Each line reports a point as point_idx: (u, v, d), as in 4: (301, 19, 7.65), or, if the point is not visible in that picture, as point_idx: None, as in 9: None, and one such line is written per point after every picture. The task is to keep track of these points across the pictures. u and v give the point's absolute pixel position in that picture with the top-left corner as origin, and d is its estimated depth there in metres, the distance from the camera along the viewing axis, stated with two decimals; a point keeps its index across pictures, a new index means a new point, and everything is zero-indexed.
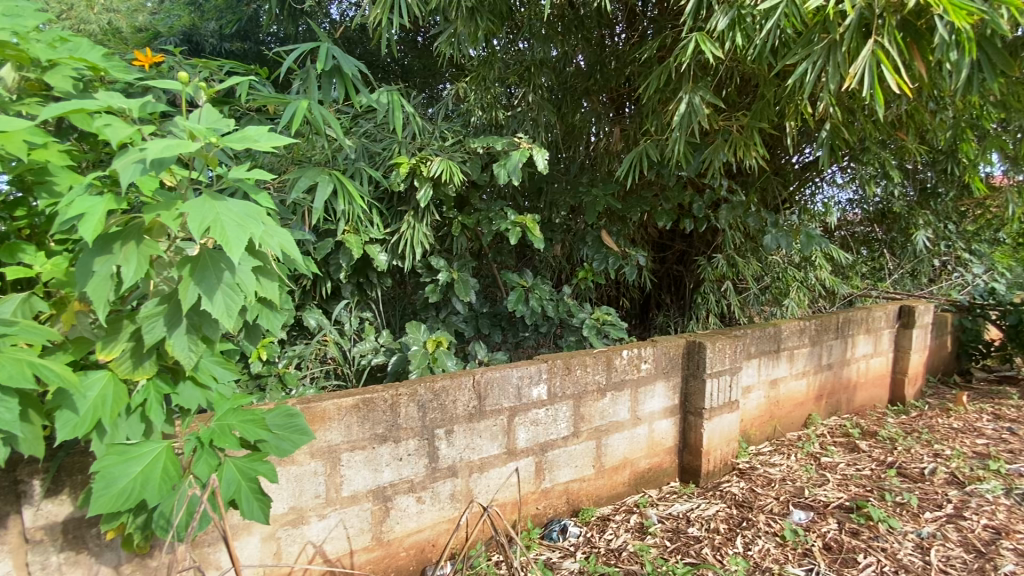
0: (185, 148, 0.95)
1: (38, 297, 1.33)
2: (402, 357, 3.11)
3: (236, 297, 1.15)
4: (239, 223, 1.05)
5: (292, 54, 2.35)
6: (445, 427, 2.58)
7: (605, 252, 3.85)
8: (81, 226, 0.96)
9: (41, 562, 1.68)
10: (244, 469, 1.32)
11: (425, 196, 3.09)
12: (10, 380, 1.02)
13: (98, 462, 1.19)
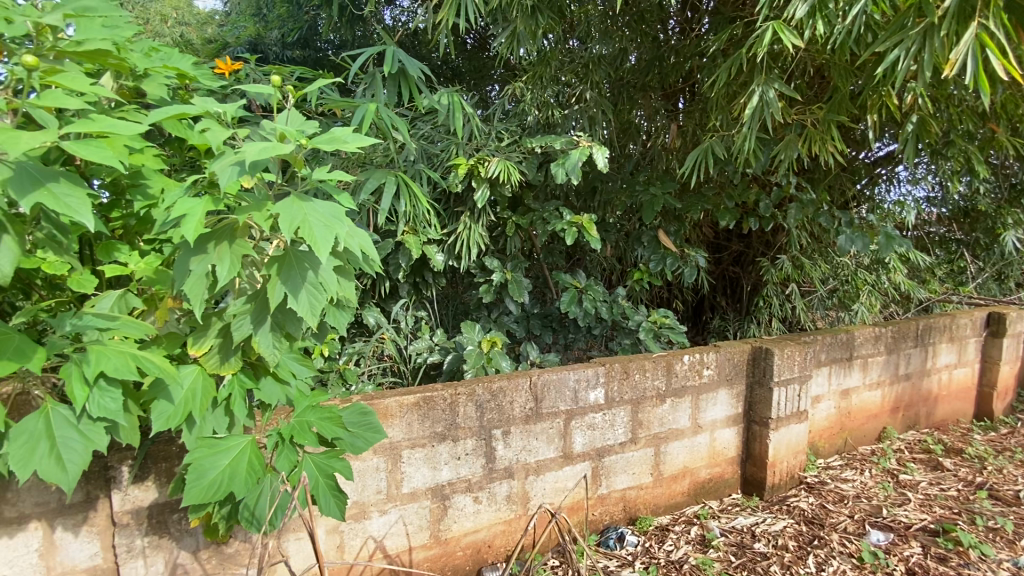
0: (281, 152, 0.96)
1: (133, 294, 1.40)
2: (457, 356, 3.13)
3: (320, 296, 1.17)
4: (326, 224, 1.07)
5: (359, 58, 2.40)
6: (502, 428, 2.57)
7: (662, 253, 3.73)
8: (184, 227, 0.99)
9: (128, 543, 1.79)
10: (322, 466, 1.35)
11: (483, 196, 3.10)
12: (118, 373, 1.07)
13: (190, 453, 1.24)
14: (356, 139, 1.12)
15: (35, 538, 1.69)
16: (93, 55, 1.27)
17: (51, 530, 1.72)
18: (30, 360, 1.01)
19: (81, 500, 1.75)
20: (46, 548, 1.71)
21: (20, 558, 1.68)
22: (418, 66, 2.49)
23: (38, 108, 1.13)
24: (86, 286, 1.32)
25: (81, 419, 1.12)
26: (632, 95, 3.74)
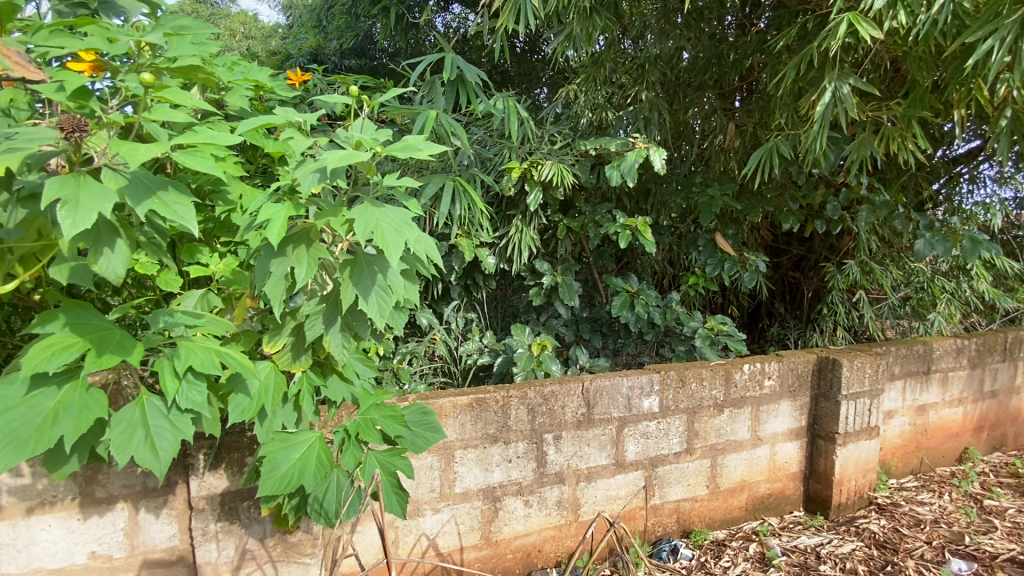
0: (360, 160, 1.00)
1: (213, 294, 1.48)
2: (507, 358, 3.14)
3: (389, 299, 1.21)
4: (397, 229, 1.10)
5: (420, 65, 2.45)
6: (553, 433, 2.55)
7: (719, 257, 3.60)
8: (268, 231, 1.04)
9: (203, 527, 1.90)
10: (385, 463, 1.38)
11: (536, 200, 3.11)
12: (203, 367, 1.14)
13: (264, 446, 1.30)
14: (429, 147, 1.14)
15: (121, 518, 1.85)
16: (185, 71, 1.35)
17: (135, 511, 1.86)
18: (132, 355, 1.06)
19: (161, 485, 1.88)
20: (130, 527, 1.86)
21: (108, 535, 1.84)
22: (476, 71, 2.54)
23: (148, 119, 1.18)
24: (173, 284, 1.41)
25: (170, 410, 1.20)
26: (689, 94, 3.63)
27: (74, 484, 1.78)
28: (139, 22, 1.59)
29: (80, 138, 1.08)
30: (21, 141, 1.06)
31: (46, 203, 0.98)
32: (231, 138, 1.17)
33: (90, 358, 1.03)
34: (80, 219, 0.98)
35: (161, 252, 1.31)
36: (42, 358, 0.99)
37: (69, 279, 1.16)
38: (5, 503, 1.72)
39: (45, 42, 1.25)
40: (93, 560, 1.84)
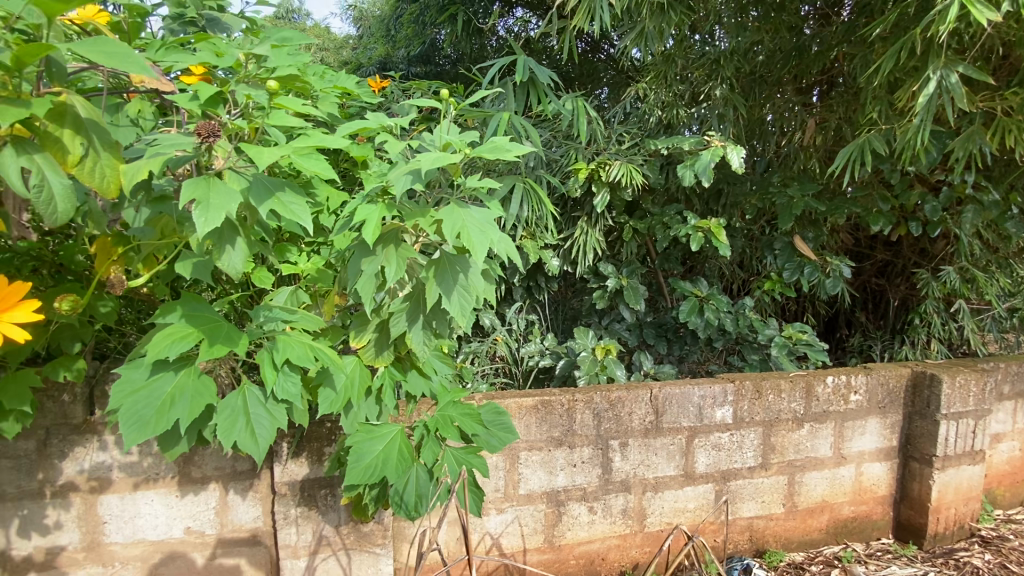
0: (452, 162, 1.01)
1: (302, 291, 1.55)
2: (570, 361, 3.11)
3: (470, 298, 1.23)
4: (482, 230, 1.11)
5: (493, 69, 2.47)
6: (619, 439, 2.49)
7: (798, 261, 3.40)
8: (364, 231, 1.07)
9: (284, 511, 2.01)
10: (462, 460, 1.41)
11: (603, 200, 3.06)
12: (300, 360, 1.20)
13: (350, 437, 1.36)
14: (517, 147, 1.13)
15: (212, 497, 1.99)
16: (283, 81, 1.39)
17: (225, 492, 1.99)
18: (239, 346, 1.12)
19: (248, 469, 2.00)
20: (220, 506, 2.00)
21: (201, 513, 1.99)
22: (548, 72, 2.55)
23: (268, 124, 1.21)
24: (266, 282, 1.49)
25: (268, 399, 1.27)
26: (766, 90, 3.45)
27: (173, 464, 1.93)
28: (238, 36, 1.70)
29: (212, 143, 1.12)
30: (163, 144, 1.13)
31: (183, 203, 1.03)
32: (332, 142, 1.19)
33: (204, 347, 1.09)
34: (212, 218, 1.02)
35: (268, 248, 1.36)
36: (163, 346, 1.07)
37: (193, 273, 1.21)
38: (117, 477, 1.89)
39: (163, 57, 1.33)
40: (189, 535, 1.99)
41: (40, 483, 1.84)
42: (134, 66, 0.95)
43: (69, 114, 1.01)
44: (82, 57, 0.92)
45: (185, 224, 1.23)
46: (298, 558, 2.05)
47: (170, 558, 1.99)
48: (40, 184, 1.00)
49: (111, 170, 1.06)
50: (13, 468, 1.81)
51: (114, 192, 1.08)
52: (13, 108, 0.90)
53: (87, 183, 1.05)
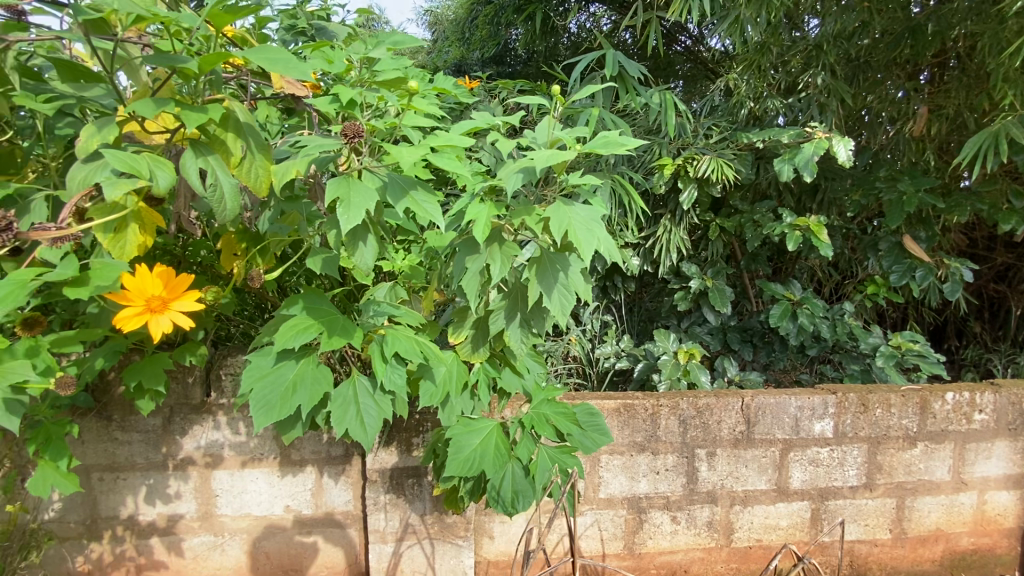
0: (567, 159, 0.99)
1: (400, 287, 1.58)
2: (649, 364, 3.01)
3: (571, 297, 1.20)
4: (589, 228, 1.08)
5: (580, 66, 2.42)
6: (707, 448, 2.37)
7: (909, 263, 3.08)
8: (474, 229, 1.08)
9: (374, 498, 2.10)
10: (556, 459, 1.40)
11: (690, 197, 2.94)
12: (408, 354, 1.24)
13: (450, 430, 1.39)
14: (630, 142, 1.10)
15: (309, 479, 2.11)
16: (389, 84, 1.31)
17: (321, 475, 2.11)
18: (355, 338, 1.17)
19: (342, 454, 2.11)
20: (316, 488, 2.12)
21: (299, 492, 2.11)
22: (637, 64, 2.49)
23: (404, 126, 1.21)
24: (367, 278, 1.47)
25: (375, 389, 1.32)
26: (872, 75, 3.08)
27: (276, 446, 2.06)
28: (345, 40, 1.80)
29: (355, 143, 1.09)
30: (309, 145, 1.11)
31: (328, 202, 1.00)
32: (463, 140, 1.14)
33: (324, 338, 1.15)
34: (355, 216, 0.98)
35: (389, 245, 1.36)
36: (289, 335, 1.14)
37: (323, 268, 1.26)
38: (228, 455, 2.05)
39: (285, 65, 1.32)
40: (288, 512, 2.13)
41: (164, 456, 2.03)
42: (295, 70, 0.96)
43: (229, 118, 1.03)
44: (252, 64, 0.95)
45: (315, 223, 1.33)
46: (385, 543, 2.13)
47: (270, 533, 2.14)
48: (212, 187, 1.04)
49: (263, 171, 1.07)
50: (143, 441, 2.01)
51: (266, 191, 1.09)
52: (194, 114, 0.95)
53: (244, 183, 1.07)
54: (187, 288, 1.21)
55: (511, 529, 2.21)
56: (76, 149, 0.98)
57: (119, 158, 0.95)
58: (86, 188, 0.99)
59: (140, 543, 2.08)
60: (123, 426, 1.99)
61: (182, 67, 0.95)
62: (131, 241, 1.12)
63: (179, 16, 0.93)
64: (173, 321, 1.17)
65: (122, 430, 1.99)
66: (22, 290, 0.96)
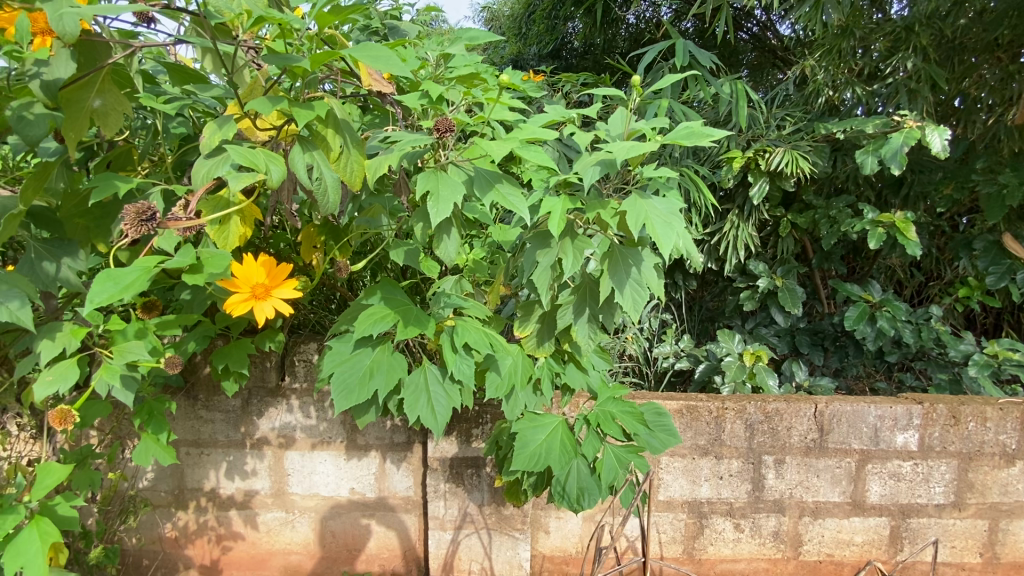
0: (649, 150, 0.95)
1: (464, 280, 1.56)
2: (711, 365, 2.90)
3: (644, 292, 1.16)
4: (667, 222, 1.04)
5: (648, 56, 2.35)
6: (775, 455, 2.26)
7: (1010, 264, 2.81)
8: (550, 223, 1.06)
9: (435, 485, 2.15)
10: (623, 458, 1.38)
11: (760, 191, 2.80)
12: (479, 345, 1.25)
13: (516, 424, 1.40)
14: (713, 132, 1.04)
15: (373, 464, 2.19)
16: (465, 80, 1.31)
17: (384, 460, 2.19)
18: (429, 328, 1.20)
19: (404, 442, 2.17)
20: (379, 473, 2.20)
21: (364, 476, 2.20)
22: (708, 53, 2.41)
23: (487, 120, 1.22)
24: (433, 271, 1.40)
25: (445, 378, 1.34)
26: (967, 58, 2.74)
27: (343, 430, 2.16)
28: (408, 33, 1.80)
29: (445, 138, 1.06)
30: (401, 140, 1.08)
31: (417, 195, 0.99)
32: (549, 130, 1.04)
33: (400, 327, 1.19)
34: (444, 209, 0.96)
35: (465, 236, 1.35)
36: (368, 323, 1.18)
37: (405, 259, 1.31)
38: (300, 437, 2.17)
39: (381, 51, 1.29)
40: (353, 494, 2.22)
41: (243, 435, 2.17)
42: (395, 65, 0.95)
43: (331, 114, 1.05)
44: (358, 63, 0.96)
45: (396, 216, 1.37)
46: (444, 530, 2.18)
47: (337, 513, 2.24)
48: (316, 180, 1.06)
49: (359, 166, 1.09)
50: (225, 420, 2.15)
51: (358, 183, 1.11)
52: (304, 111, 0.97)
53: (339, 176, 1.09)
54: (285, 277, 1.25)
55: (567, 525, 2.20)
56: (200, 145, 0.99)
57: (240, 152, 0.96)
58: (209, 180, 0.98)
59: (220, 514, 2.23)
60: (207, 405, 2.13)
61: (290, 66, 0.98)
62: (233, 233, 1.11)
63: (289, 17, 0.97)
64: (273, 308, 1.21)
65: (207, 410, 2.14)
66: (149, 271, 0.93)
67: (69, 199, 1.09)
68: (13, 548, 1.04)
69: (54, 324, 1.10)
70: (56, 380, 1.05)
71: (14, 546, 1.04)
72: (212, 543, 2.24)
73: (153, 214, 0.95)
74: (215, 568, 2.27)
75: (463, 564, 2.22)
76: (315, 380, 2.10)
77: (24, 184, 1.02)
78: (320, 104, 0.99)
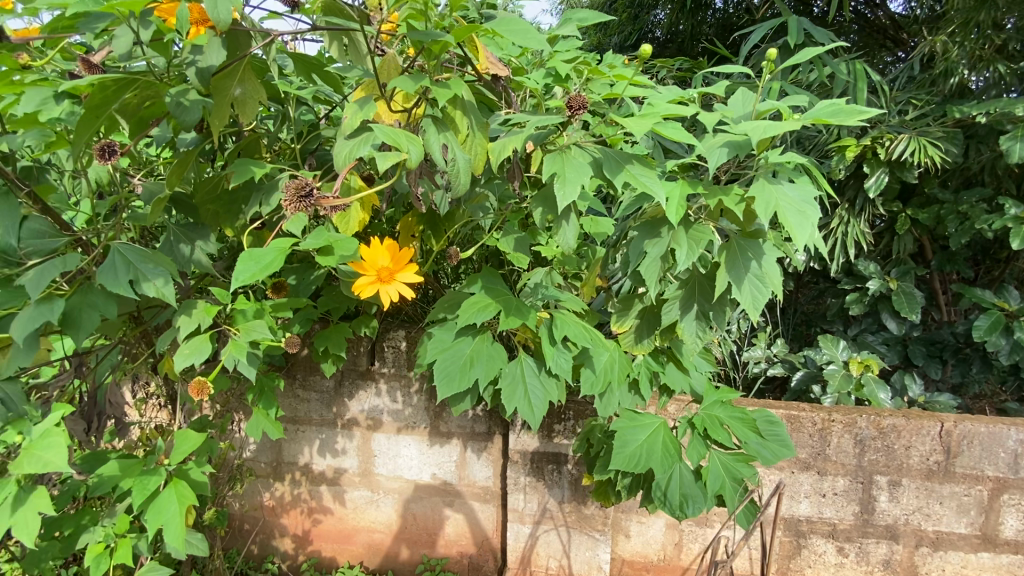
0: (793, 128, 0.85)
1: (555, 272, 1.50)
2: (810, 373, 2.67)
3: (766, 290, 1.07)
4: (800, 210, 0.94)
5: (756, 36, 2.19)
6: (889, 477, 2.04)
7: None
8: (669, 211, 0.99)
9: (515, 478, 2.14)
10: (731, 468, 1.29)
11: (878, 182, 2.53)
12: (580, 338, 1.20)
13: (613, 423, 1.34)
14: (866, 110, 0.92)
15: (455, 452, 2.22)
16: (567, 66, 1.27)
17: (465, 449, 2.21)
18: (530, 318, 1.17)
19: (485, 432, 2.18)
20: (460, 461, 2.22)
21: (445, 462, 2.23)
22: (825, 31, 2.21)
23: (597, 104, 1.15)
24: (523, 263, 1.39)
25: (541, 371, 1.31)
26: None
27: (428, 416, 2.20)
28: (485, 5, 1.65)
29: (576, 115, 0.99)
30: (527, 120, 1.02)
31: (544, 178, 0.94)
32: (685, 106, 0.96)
33: (502, 317, 1.17)
34: (571, 193, 0.91)
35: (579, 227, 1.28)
36: (471, 311, 1.17)
37: (513, 248, 1.31)
38: (387, 420, 2.24)
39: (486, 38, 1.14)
40: (435, 479, 2.26)
41: (335, 415, 2.27)
42: (531, 40, 0.94)
43: (459, 97, 1.02)
44: (498, 37, 0.94)
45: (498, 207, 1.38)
46: (523, 524, 2.17)
47: (419, 496, 2.29)
48: (449, 163, 1.02)
49: (481, 148, 1.04)
50: (320, 400, 2.26)
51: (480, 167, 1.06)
52: (443, 91, 0.95)
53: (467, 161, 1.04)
54: (406, 262, 1.24)
55: (650, 531, 2.11)
56: (342, 126, 0.98)
57: (385, 130, 0.93)
58: (351, 161, 0.97)
59: (313, 488, 2.36)
60: (304, 384, 2.25)
61: (428, 43, 0.96)
62: (354, 218, 1.15)
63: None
64: (398, 291, 1.20)
65: (304, 389, 2.26)
66: (283, 253, 0.96)
67: (204, 186, 1.17)
68: (157, 505, 1.13)
69: (190, 302, 1.20)
70: (191, 353, 1.13)
71: (157, 503, 1.14)
72: (305, 514, 2.38)
73: (310, 189, 0.99)
74: (307, 538, 2.42)
75: (541, 560, 2.20)
76: (403, 365, 2.16)
77: (170, 169, 1.10)
78: (457, 83, 0.96)
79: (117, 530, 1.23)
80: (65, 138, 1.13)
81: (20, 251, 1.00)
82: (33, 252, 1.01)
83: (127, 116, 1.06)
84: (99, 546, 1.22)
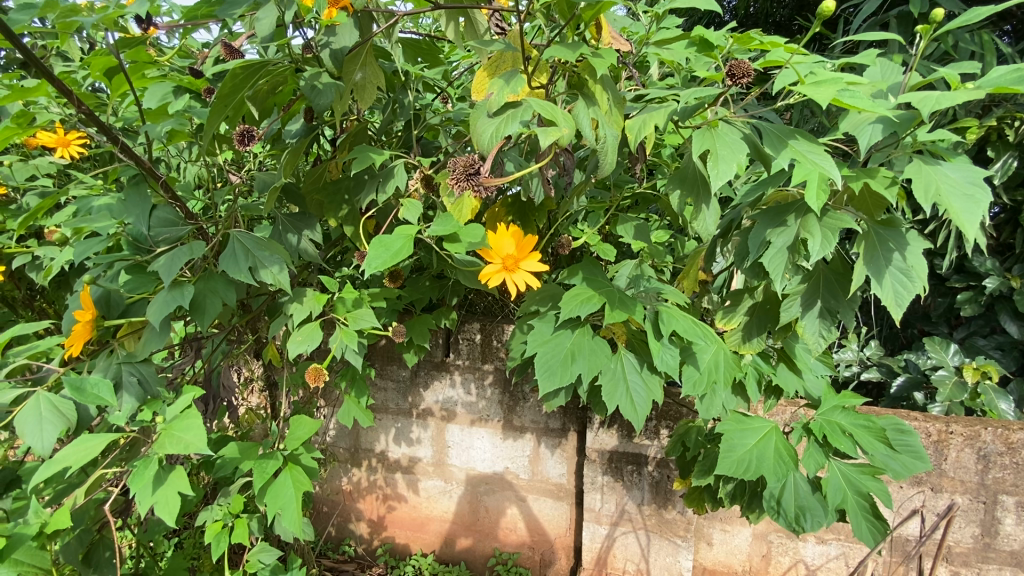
0: (974, 100, 0.77)
1: (646, 264, 1.42)
2: (913, 379, 2.41)
3: (912, 286, 0.95)
4: (967, 195, 0.84)
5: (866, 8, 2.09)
6: (1019, 498, 1.78)
7: None
8: (809, 197, 0.84)
9: (592, 477, 2.08)
10: (854, 481, 1.20)
11: (1005, 168, 2.22)
12: (690, 334, 1.13)
13: (719, 425, 1.26)
14: None
15: (528, 446, 2.18)
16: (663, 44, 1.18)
17: (538, 445, 2.17)
18: (637, 312, 1.10)
19: (559, 428, 2.13)
20: (534, 456, 2.18)
21: (518, 457, 2.20)
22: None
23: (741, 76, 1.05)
24: (610, 254, 1.38)
25: (643, 367, 1.26)
26: None
27: (501, 410, 2.17)
28: None
29: (735, 84, 0.91)
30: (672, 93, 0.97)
31: (694, 155, 0.87)
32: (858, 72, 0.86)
33: (606, 311, 1.11)
34: (725, 171, 0.84)
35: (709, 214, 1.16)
36: (574, 304, 1.12)
37: (634, 235, 1.35)
38: (460, 411, 2.23)
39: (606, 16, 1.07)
40: (508, 473, 2.24)
41: (410, 405, 2.28)
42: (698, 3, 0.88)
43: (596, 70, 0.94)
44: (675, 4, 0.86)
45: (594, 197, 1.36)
46: (600, 524, 2.11)
47: (491, 490, 2.28)
48: (597, 139, 0.95)
49: (618, 124, 0.96)
50: (396, 389, 2.29)
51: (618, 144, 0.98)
52: (598, 59, 0.86)
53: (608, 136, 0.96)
54: (527, 249, 1.21)
55: (736, 540, 1.99)
56: (489, 103, 0.89)
57: (541, 105, 0.87)
58: (500, 139, 0.90)
59: (388, 476, 2.40)
60: (382, 373, 2.29)
61: (580, 7, 0.85)
62: (467, 205, 1.07)
63: None
64: (521, 280, 1.17)
65: (381, 378, 2.30)
66: (411, 239, 0.96)
67: (313, 176, 1.25)
68: (275, 490, 1.18)
69: (300, 290, 1.26)
70: (304, 341, 1.20)
71: (275, 487, 1.18)
72: (381, 500, 2.43)
73: (476, 168, 1.03)
74: (382, 523, 2.47)
75: (618, 562, 2.13)
76: (477, 357, 2.14)
77: (286, 155, 1.14)
78: (609, 52, 0.88)
79: (233, 510, 1.28)
80: (185, 133, 1.17)
81: (152, 239, 1.06)
82: (162, 240, 1.08)
83: (257, 102, 1.10)
84: (218, 524, 1.29)
